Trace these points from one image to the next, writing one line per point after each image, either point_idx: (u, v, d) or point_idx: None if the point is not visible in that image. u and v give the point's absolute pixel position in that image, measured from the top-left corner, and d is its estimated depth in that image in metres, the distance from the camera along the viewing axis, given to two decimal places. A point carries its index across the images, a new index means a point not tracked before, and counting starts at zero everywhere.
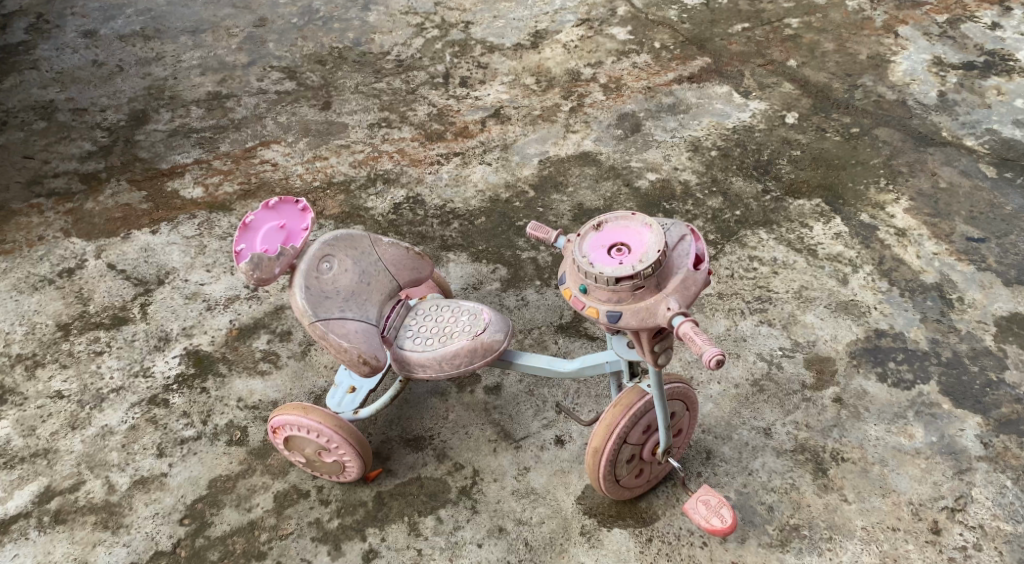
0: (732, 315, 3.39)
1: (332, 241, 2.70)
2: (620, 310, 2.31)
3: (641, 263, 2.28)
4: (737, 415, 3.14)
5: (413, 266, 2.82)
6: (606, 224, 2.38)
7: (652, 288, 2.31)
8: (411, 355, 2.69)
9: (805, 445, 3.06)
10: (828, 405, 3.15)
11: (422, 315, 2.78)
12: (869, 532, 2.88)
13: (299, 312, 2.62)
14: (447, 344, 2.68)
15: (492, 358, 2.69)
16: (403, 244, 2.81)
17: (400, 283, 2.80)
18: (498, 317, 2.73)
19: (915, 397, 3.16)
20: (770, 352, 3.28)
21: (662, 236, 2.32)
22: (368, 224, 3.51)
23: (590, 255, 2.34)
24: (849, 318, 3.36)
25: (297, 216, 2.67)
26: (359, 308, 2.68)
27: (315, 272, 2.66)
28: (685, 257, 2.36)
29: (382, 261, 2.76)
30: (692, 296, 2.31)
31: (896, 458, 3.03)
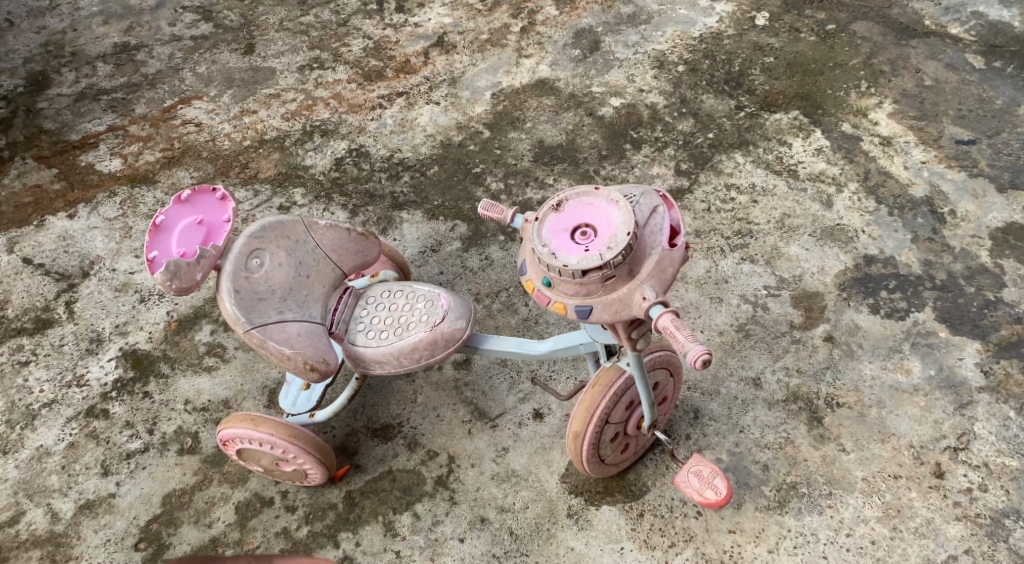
0: (712, 254, 3.12)
1: (259, 234, 2.42)
2: (590, 304, 2.05)
3: (609, 251, 2.01)
4: (724, 366, 2.91)
5: (357, 249, 2.55)
6: (566, 204, 2.10)
7: (624, 276, 2.04)
8: (364, 352, 2.44)
9: (797, 394, 2.86)
10: (818, 345, 2.94)
11: (373, 302, 2.52)
12: (871, 484, 2.72)
13: (229, 320, 2.35)
14: (403, 337, 2.43)
15: (454, 349, 2.44)
16: (343, 226, 2.53)
17: (345, 270, 2.53)
18: (459, 303, 2.47)
19: (910, 328, 2.99)
20: (755, 293, 3.03)
21: (630, 214, 2.05)
22: (308, 185, 3.19)
23: (551, 243, 2.06)
24: (836, 245, 3.14)
25: (216, 208, 2.39)
26: (300, 307, 2.42)
27: (243, 271, 2.37)
28: (658, 233, 2.09)
29: (320, 248, 2.49)
30: (669, 279, 2.06)
31: (894, 397, 2.87)
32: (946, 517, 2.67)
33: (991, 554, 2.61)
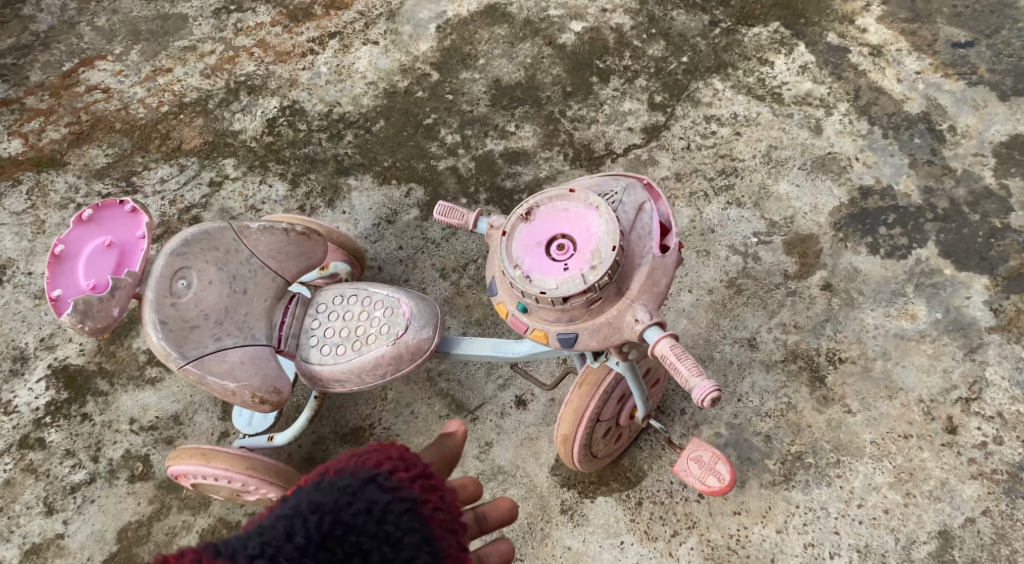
0: (696, 200, 2.83)
1: (181, 250, 2.12)
2: (575, 330, 1.87)
3: (593, 272, 1.82)
4: (716, 329, 2.68)
5: (299, 251, 2.25)
6: (539, 212, 1.90)
7: (612, 297, 1.85)
8: (321, 371, 2.17)
9: (796, 352, 2.65)
10: (816, 295, 2.71)
11: (326, 310, 2.24)
12: (881, 447, 2.55)
13: (160, 356, 2.06)
14: (364, 352, 2.16)
15: (422, 360, 2.18)
16: (278, 227, 2.23)
17: (287, 275, 2.24)
18: (422, 306, 2.20)
19: (913, 267, 2.75)
20: (744, 242, 2.77)
21: (613, 222, 1.84)
22: (240, 155, 2.83)
23: (525, 262, 1.87)
24: (828, 178, 2.86)
25: (127, 225, 2.11)
26: (241, 330, 2.13)
27: (169, 296, 2.08)
28: (647, 238, 1.89)
29: (256, 258, 2.19)
30: (663, 291, 1.87)
31: (900, 347, 2.66)
32: (961, 476, 2.52)
33: (1010, 513, 2.48)
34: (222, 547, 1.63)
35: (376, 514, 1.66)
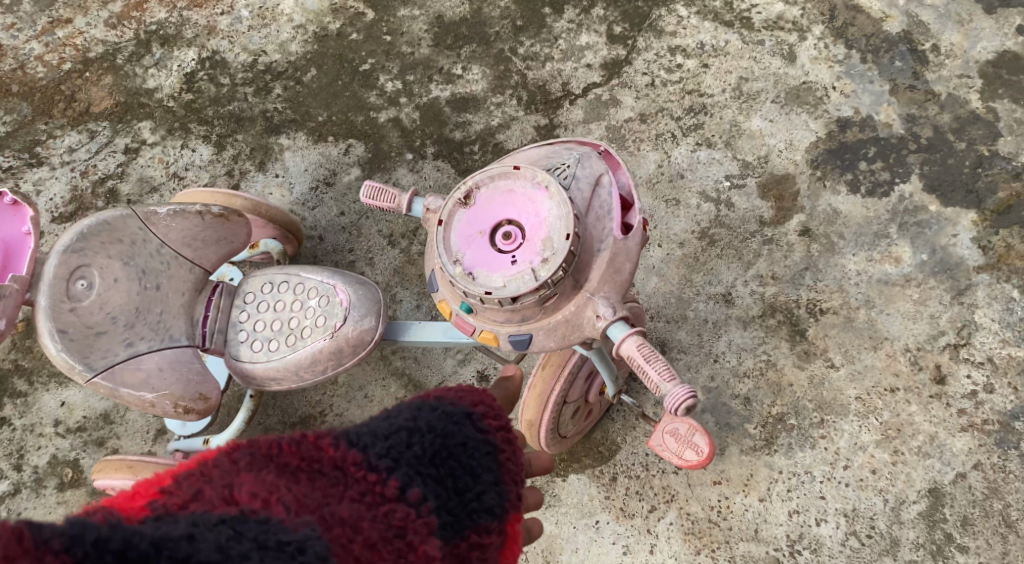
0: (663, 142, 2.61)
1: (77, 246, 1.87)
2: (528, 331, 1.90)
3: (544, 267, 1.84)
4: (688, 285, 2.52)
5: (217, 236, 2.08)
6: (485, 201, 1.94)
7: (569, 293, 1.88)
8: (255, 370, 2.05)
9: (774, 306, 2.48)
10: (795, 242, 2.52)
11: (254, 300, 2.10)
12: (866, 402, 2.40)
13: (63, 369, 1.85)
14: (299, 348, 2.03)
15: (363, 353, 2.07)
16: (191, 211, 2.03)
17: (206, 263, 2.08)
18: (359, 294, 2.07)
19: (896, 206, 2.54)
20: (716, 187, 2.57)
21: (565, 208, 1.87)
22: (156, 117, 2.60)
23: (471, 257, 1.90)
24: (804, 111, 2.62)
25: (9, 221, 1.85)
26: (156, 332, 1.96)
27: (67, 301, 1.84)
28: (608, 223, 1.90)
29: (169, 247, 2.01)
30: (623, 282, 1.89)
31: (883, 294, 2.48)
32: (951, 429, 2.37)
33: (1002, 465, 2.33)
34: (353, 438, 1.62)
35: (467, 450, 1.64)
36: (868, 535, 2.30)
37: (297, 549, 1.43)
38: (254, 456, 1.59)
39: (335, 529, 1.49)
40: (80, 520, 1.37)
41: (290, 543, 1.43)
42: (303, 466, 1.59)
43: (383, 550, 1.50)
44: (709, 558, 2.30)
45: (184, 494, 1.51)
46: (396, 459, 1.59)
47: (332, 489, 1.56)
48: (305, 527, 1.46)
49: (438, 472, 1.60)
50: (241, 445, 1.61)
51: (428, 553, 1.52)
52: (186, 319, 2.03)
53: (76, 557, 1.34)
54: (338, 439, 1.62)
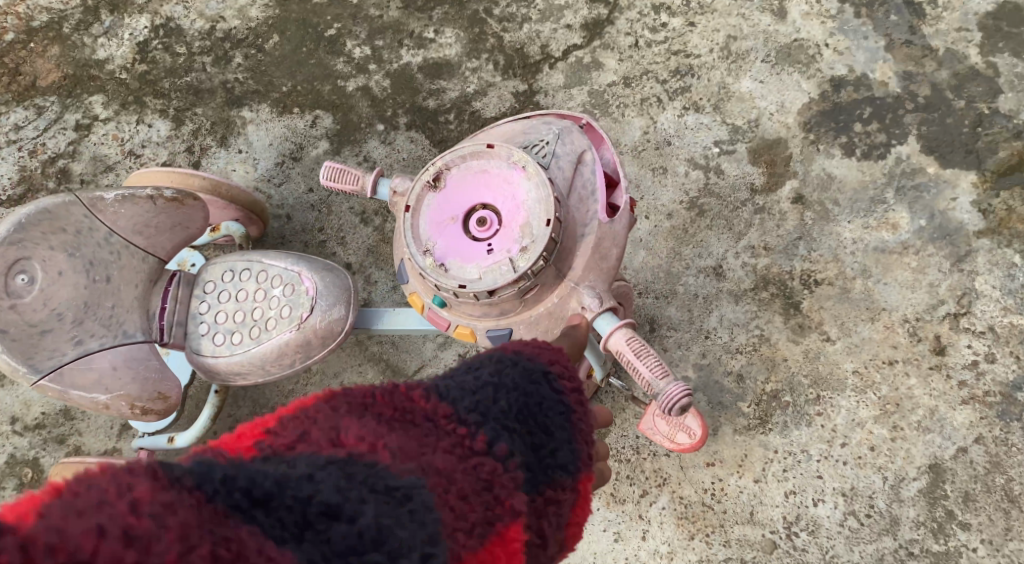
0: (648, 107, 2.50)
1: (19, 239, 1.95)
2: (507, 325, 1.98)
3: (524, 256, 1.89)
4: (677, 258, 2.43)
5: (169, 222, 2.11)
6: (460, 186, 1.98)
7: (551, 283, 1.95)
8: (218, 365, 2.09)
9: (767, 278, 2.38)
10: (787, 211, 2.41)
11: (214, 290, 2.14)
12: (864, 377, 2.30)
13: (7, 370, 1.94)
14: (264, 340, 2.07)
15: (332, 344, 2.10)
16: (140, 196, 2.07)
17: (159, 249, 2.11)
18: (324, 282, 2.09)
19: (893, 169, 2.40)
20: (705, 154, 2.46)
21: (543, 191, 1.92)
22: (108, 90, 2.59)
23: (446, 245, 1.95)
24: (795, 71, 2.49)
25: None
26: (108, 328, 2.02)
27: (9, 298, 1.93)
28: (591, 210, 1.98)
29: (119, 234, 2.05)
30: (608, 270, 1.97)
31: (881, 263, 2.36)
32: (951, 402, 2.26)
33: (1004, 439, 2.23)
34: (442, 392, 1.57)
35: (540, 407, 1.60)
36: (867, 515, 2.22)
37: (403, 497, 1.41)
38: (348, 405, 1.52)
39: (432, 478, 1.45)
40: (203, 461, 1.37)
41: (397, 490, 1.41)
42: (396, 416, 1.53)
43: (475, 503, 1.46)
44: (703, 543, 2.24)
45: (291, 436, 1.46)
46: (485, 413, 1.55)
47: (426, 439, 1.51)
48: (409, 475, 1.44)
49: (522, 427, 1.56)
50: (336, 393, 1.54)
51: (516, 507, 1.49)
52: (141, 313, 2.09)
53: (205, 494, 1.32)
54: (429, 391, 1.58)
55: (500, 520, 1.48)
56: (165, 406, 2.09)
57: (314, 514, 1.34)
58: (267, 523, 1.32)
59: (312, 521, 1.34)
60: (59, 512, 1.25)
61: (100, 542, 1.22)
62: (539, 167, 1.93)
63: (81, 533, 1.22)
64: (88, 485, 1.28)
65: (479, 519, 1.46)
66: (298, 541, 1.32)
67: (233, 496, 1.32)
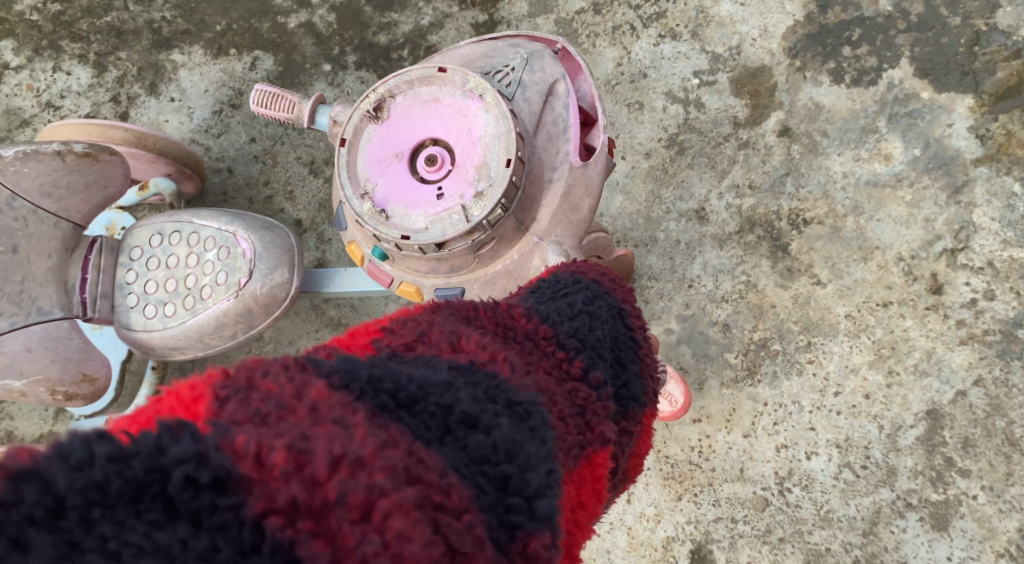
0: (620, 36, 2.31)
1: None
2: (461, 285, 1.84)
3: (476, 206, 1.74)
4: (656, 202, 2.26)
5: (81, 182, 1.91)
6: (410, 120, 1.83)
7: (512, 238, 1.81)
8: (152, 340, 2.01)
9: (753, 220, 2.21)
10: (772, 145, 2.23)
11: (142, 257, 2.03)
12: (856, 320, 2.15)
13: None
14: (198, 311, 1.99)
15: (277, 311, 2.05)
16: (46, 153, 1.86)
17: (71, 214, 1.91)
18: (263, 245, 2.02)
19: (885, 95, 2.21)
20: (683, 86, 2.28)
21: (504, 128, 1.76)
22: (20, 34, 2.37)
23: (391, 186, 1.80)
24: None
25: None
26: (19, 307, 1.82)
27: None
28: (562, 152, 1.82)
29: (23, 199, 1.83)
30: (578, 222, 1.82)
31: (873, 198, 2.19)
32: (949, 343, 2.10)
33: (1005, 380, 2.08)
34: (542, 312, 1.45)
35: (628, 341, 1.47)
36: (863, 466, 2.09)
37: (524, 413, 1.27)
38: (452, 317, 1.41)
39: (543, 397, 1.32)
40: (349, 358, 1.26)
41: (519, 405, 1.28)
42: (499, 331, 1.41)
43: (572, 425, 1.33)
44: (690, 503, 2.14)
45: (410, 335, 1.34)
46: (583, 341, 1.42)
47: (527, 356, 1.38)
48: (528, 390, 1.30)
49: (618, 358, 1.45)
50: (439, 305, 1.44)
51: (607, 434, 1.36)
52: (56, 286, 1.90)
53: (353, 394, 1.20)
54: (530, 311, 1.45)
55: (590, 445, 1.35)
56: (92, 389, 1.94)
57: (453, 422, 1.23)
58: (414, 425, 1.21)
59: (452, 427, 1.22)
60: (241, 414, 1.15)
61: (304, 446, 1.13)
62: (499, 97, 1.78)
63: (274, 433, 1.13)
64: (263, 373, 1.19)
65: (574, 442, 1.33)
66: (441, 444, 1.21)
67: (380, 397, 1.21)
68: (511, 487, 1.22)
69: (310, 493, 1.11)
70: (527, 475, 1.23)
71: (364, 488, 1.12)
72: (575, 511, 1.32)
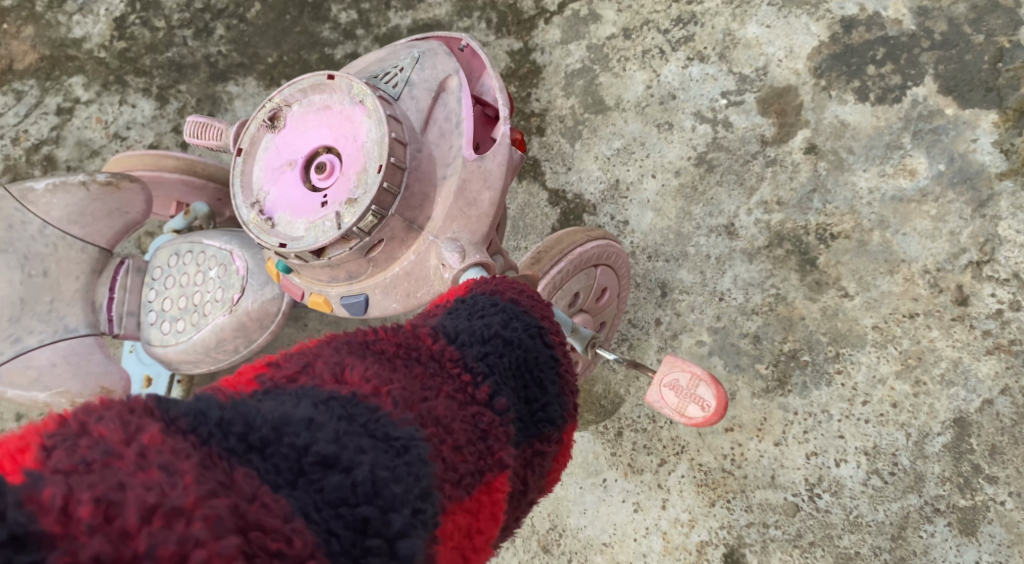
0: (650, 60, 2.42)
1: None
2: (363, 291, 1.94)
3: (349, 211, 1.83)
4: (687, 219, 2.36)
5: (105, 209, 2.19)
6: (302, 130, 1.96)
7: (402, 240, 1.89)
8: (166, 353, 2.26)
9: (781, 235, 2.29)
10: (800, 162, 2.31)
11: (161, 277, 2.31)
12: (883, 331, 2.21)
13: None
14: (200, 326, 2.22)
15: (274, 322, 2.25)
16: (71, 184, 2.14)
17: (97, 236, 2.20)
18: (255, 261, 2.23)
19: (909, 112, 2.27)
20: (711, 106, 2.37)
21: (380, 131, 1.85)
22: (88, 70, 2.56)
23: (282, 194, 1.93)
24: (802, 12, 2.35)
25: None
26: (47, 324, 2.13)
27: None
28: (454, 148, 1.91)
29: (52, 224, 2.14)
30: (472, 217, 1.89)
31: (899, 213, 2.24)
32: (975, 353, 2.15)
33: None
34: (450, 330, 1.49)
35: (532, 361, 1.51)
36: (891, 473, 2.15)
37: (401, 448, 1.30)
38: (351, 345, 1.45)
39: (428, 428, 1.35)
40: (204, 398, 1.29)
41: (396, 441, 1.30)
42: (398, 352, 1.44)
43: (467, 453, 1.36)
44: (723, 509, 2.22)
45: (294, 366, 1.38)
46: (491, 366, 1.46)
47: (430, 379, 1.42)
48: (409, 426, 1.33)
49: (517, 381, 1.49)
50: (337, 336, 1.48)
51: (505, 459, 1.40)
52: (84, 306, 2.20)
53: (200, 437, 1.23)
54: (436, 330, 1.49)
55: (490, 471, 1.38)
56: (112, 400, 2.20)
57: (309, 462, 1.24)
58: (262, 468, 1.23)
59: (305, 468, 1.24)
60: (66, 462, 1.16)
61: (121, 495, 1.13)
62: (377, 102, 1.87)
63: (93, 481, 1.13)
64: (97, 417, 1.21)
65: (467, 471, 1.36)
66: (293, 487, 1.23)
67: (228, 440, 1.23)
68: (370, 529, 1.24)
69: (118, 547, 1.10)
70: (391, 516, 1.25)
71: (177, 539, 1.12)
72: (472, 537, 1.36)
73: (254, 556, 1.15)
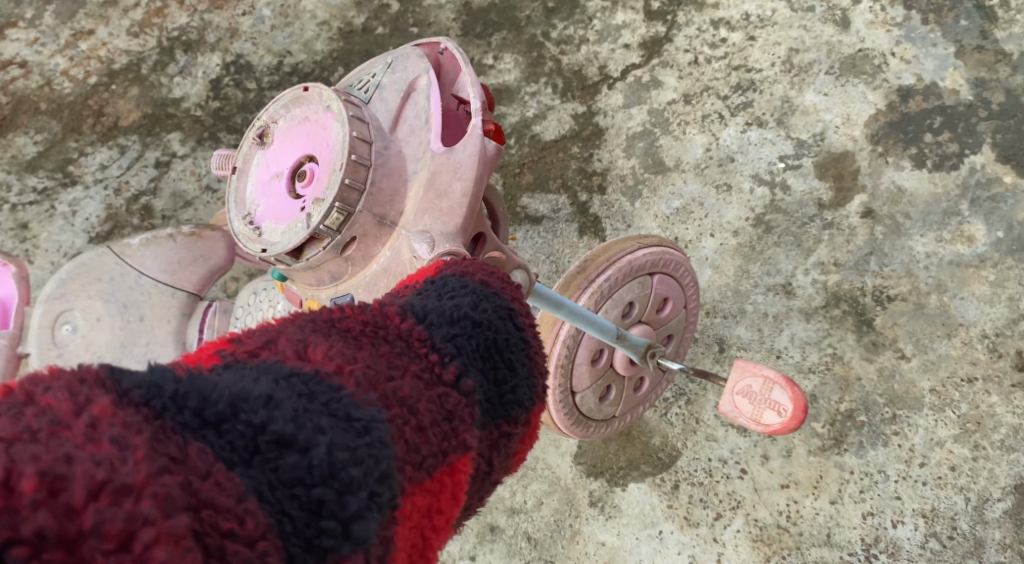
0: (710, 124, 2.51)
1: (61, 286, 2.21)
2: (347, 291, 1.75)
3: (316, 211, 1.68)
4: (745, 277, 2.40)
5: (195, 257, 2.29)
6: (284, 140, 1.83)
7: (377, 235, 1.72)
8: None
9: (838, 295, 2.33)
10: (857, 226, 2.36)
11: (248, 312, 2.19)
12: (941, 394, 2.22)
13: None
14: None
15: None
16: (162, 236, 2.29)
17: (188, 283, 2.28)
18: None
19: (966, 180, 2.32)
20: (770, 170, 2.44)
21: (345, 129, 1.71)
22: (184, 126, 2.75)
23: (268, 206, 1.80)
24: (860, 82, 2.44)
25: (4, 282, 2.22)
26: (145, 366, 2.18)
27: (52, 345, 2.17)
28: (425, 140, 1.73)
29: (147, 275, 2.25)
30: (447, 207, 1.69)
31: (957, 277, 2.27)
32: None
33: None
34: (420, 311, 1.34)
35: (501, 347, 1.36)
36: (950, 537, 2.13)
37: (362, 430, 1.17)
38: (315, 323, 1.28)
39: (392, 409, 1.21)
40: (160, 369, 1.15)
41: (357, 422, 1.17)
42: (366, 331, 1.29)
43: (432, 434, 1.24)
44: None
45: (257, 341, 1.24)
46: (460, 348, 1.31)
47: (396, 358, 1.27)
48: (372, 406, 1.20)
49: (484, 361, 1.34)
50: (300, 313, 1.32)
51: (470, 442, 1.27)
52: (176, 348, 2.23)
53: (153, 411, 1.10)
54: (406, 309, 1.34)
55: (454, 452, 1.25)
56: None
57: (264, 441, 1.12)
58: (217, 444, 1.10)
59: (261, 447, 1.11)
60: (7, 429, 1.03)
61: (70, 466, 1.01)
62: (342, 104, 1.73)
63: (37, 453, 1.01)
64: (45, 387, 1.07)
65: (430, 452, 1.23)
66: (247, 466, 1.10)
67: (183, 414, 1.10)
68: (325, 511, 1.11)
69: (63, 522, 0.99)
70: (346, 499, 1.12)
71: (126, 516, 1.00)
72: (432, 516, 1.24)
73: (205, 536, 1.04)
